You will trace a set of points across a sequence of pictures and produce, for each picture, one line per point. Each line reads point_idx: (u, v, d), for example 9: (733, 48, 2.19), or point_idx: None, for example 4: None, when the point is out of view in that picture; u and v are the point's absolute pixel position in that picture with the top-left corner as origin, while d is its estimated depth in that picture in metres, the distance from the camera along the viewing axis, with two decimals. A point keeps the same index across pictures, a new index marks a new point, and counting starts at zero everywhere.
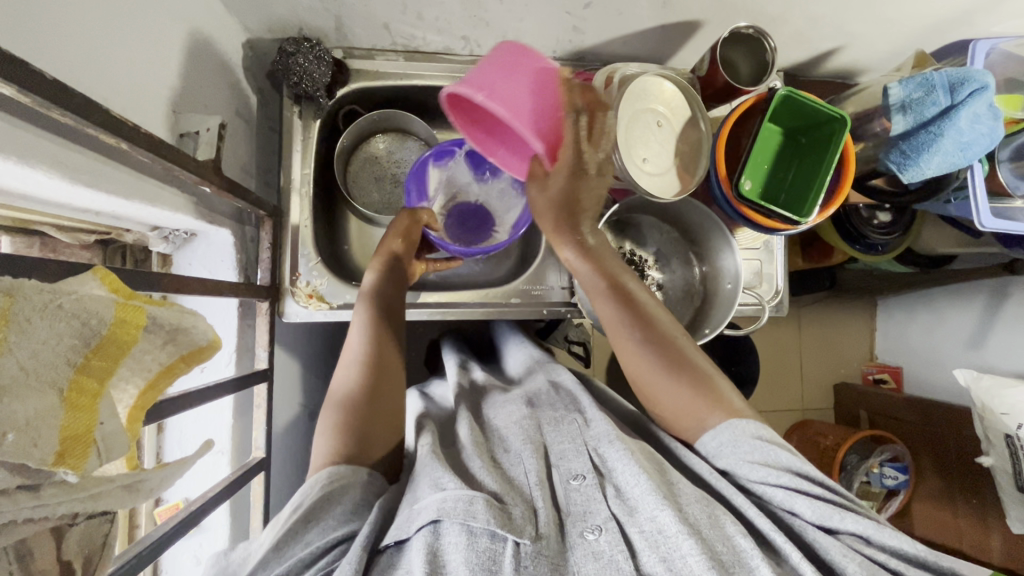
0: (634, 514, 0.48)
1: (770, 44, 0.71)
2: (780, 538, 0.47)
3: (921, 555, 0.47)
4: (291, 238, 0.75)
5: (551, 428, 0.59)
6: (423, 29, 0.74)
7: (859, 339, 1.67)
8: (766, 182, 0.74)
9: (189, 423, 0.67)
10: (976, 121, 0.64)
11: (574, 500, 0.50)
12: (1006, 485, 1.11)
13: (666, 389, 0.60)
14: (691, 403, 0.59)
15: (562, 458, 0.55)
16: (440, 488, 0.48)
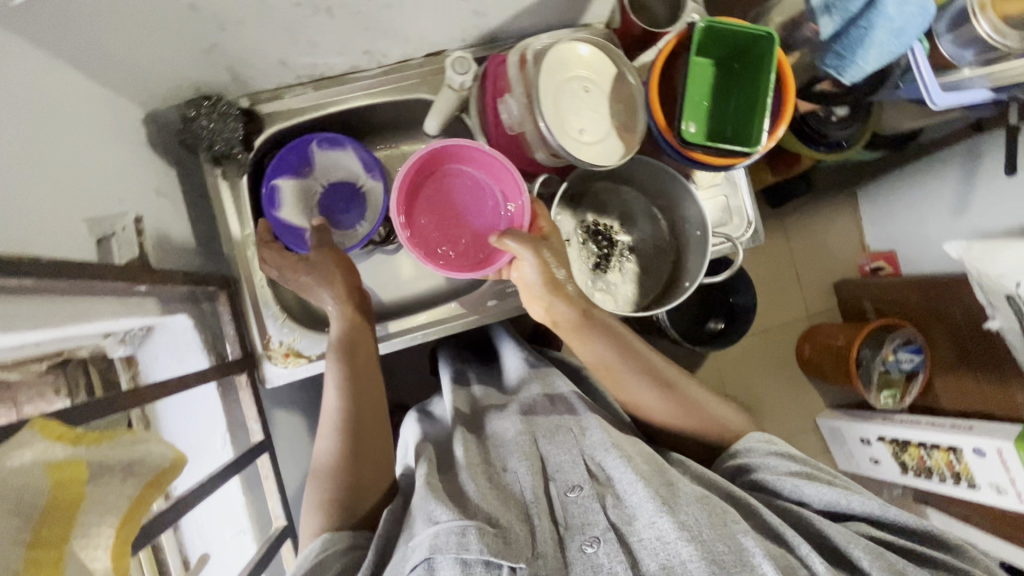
0: (632, 522, 0.51)
1: None
2: (788, 531, 0.51)
3: (930, 529, 0.53)
4: (251, 302, 0.73)
5: (547, 439, 0.61)
6: (322, 54, 0.70)
7: (848, 234, 1.66)
8: (709, 118, 0.71)
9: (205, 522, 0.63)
10: (904, 4, 0.61)
11: (572, 512, 0.53)
12: (1017, 343, 1.12)
13: (682, 421, 0.67)
14: (703, 427, 0.67)
15: (558, 471, 0.57)
16: (433, 522, 0.50)
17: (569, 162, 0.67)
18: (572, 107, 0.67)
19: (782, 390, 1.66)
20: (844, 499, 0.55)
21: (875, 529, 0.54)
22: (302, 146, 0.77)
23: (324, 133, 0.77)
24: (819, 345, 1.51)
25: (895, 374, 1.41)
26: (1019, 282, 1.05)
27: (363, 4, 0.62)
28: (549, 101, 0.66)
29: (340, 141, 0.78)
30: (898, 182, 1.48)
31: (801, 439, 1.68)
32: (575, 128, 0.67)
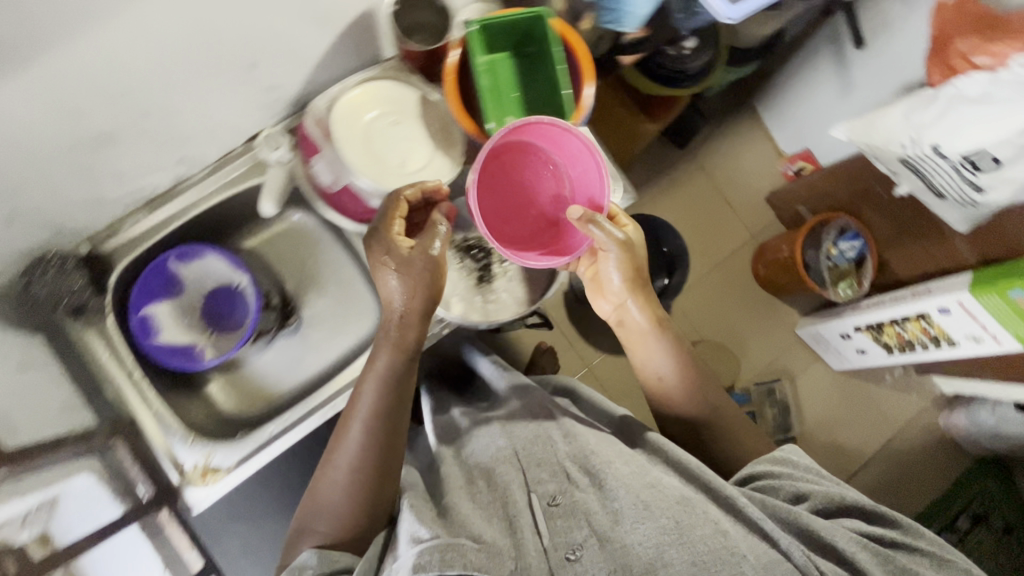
0: (614, 528, 0.75)
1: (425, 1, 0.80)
2: (769, 527, 0.75)
3: (906, 541, 0.78)
4: (150, 437, 0.80)
5: (529, 458, 0.88)
6: (146, 173, 0.77)
7: (763, 152, 1.85)
8: (524, 101, 0.84)
9: None
10: None
11: (558, 522, 0.78)
12: (928, 199, 1.17)
13: (718, 430, 0.95)
14: (738, 440, 0.94)
15: (538, 484, 0.84)
16: (415, 543, 0.71)
17: (398, 191, 0.81)
18: (384, 146, 0.83)
19: (748, 309, 1.79)
20: (830, 500, 0.83)
21: (860, 522, 0.80)
22: (161, 267, 0.82)
23: (175, 249, 0.82)
24: (770, 261, 1.68)
25: (844, 265, 1.55)
26: (909, 145, 1.09)
27: (148, 122, 0.70)
28: (366, 149, 0.82)
29: (194, 251, 0.83)
30: (800, 75, 1.62)
31: (785, 348, 1.80)
32: (395, 163, 0.82)
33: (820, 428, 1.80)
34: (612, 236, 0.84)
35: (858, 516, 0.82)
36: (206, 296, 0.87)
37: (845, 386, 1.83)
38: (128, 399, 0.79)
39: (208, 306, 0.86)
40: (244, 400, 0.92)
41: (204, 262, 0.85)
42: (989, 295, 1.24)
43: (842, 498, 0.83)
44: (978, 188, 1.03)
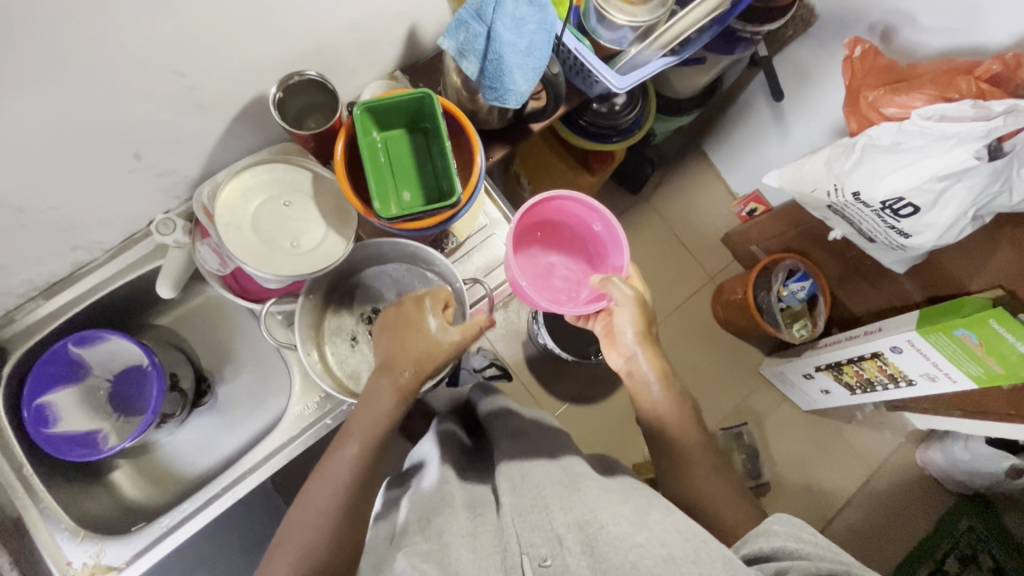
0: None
1: (308, 79, 0.68)
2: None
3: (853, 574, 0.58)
4: (30, 543, 0.68)
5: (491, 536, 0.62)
6: (29, 267, 0.69)
7: (713, 194, 1.85)
8: (420, 187, 0.72)
9: None
10: (520, 25, 0.64)
11: None
12: (861, 242, 1.18)
13: (710, 477, 0.76)
14: (733, 490, 0.76)
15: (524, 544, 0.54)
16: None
17: (290, 276, 0.66)
18: (271, 230, 0.67)
19: (710, 352, 1.78)
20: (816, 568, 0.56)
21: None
22: (49, 360, 0.75)
23: (50, 356, 0.75)
24: (727, 302, 1.68)
25: (795, 304, 1.55)
26: (829, 191, 1.10)
27: (51, 248, 0.69)
28: (249, 231, 0.66)
29: (63, 358, 0.76)
30: (738, 124, 1.66)
31: (750, 391, 1.77)
32: (284, 245, 0.67)
33: (791, 470, 1.75)
34: (627, 296, 0.79)
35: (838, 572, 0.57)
36: (53, 404, 0.76)
37: (812, 424, 1.79)
38: (18, 484, 0.70)
39: (110, 399, 0.81)
40: (158, 481, 0.82)
41: (85, 378, 0.79)
42: (932, 332, 1.20)
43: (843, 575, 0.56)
44: (903, 233, 1.04)
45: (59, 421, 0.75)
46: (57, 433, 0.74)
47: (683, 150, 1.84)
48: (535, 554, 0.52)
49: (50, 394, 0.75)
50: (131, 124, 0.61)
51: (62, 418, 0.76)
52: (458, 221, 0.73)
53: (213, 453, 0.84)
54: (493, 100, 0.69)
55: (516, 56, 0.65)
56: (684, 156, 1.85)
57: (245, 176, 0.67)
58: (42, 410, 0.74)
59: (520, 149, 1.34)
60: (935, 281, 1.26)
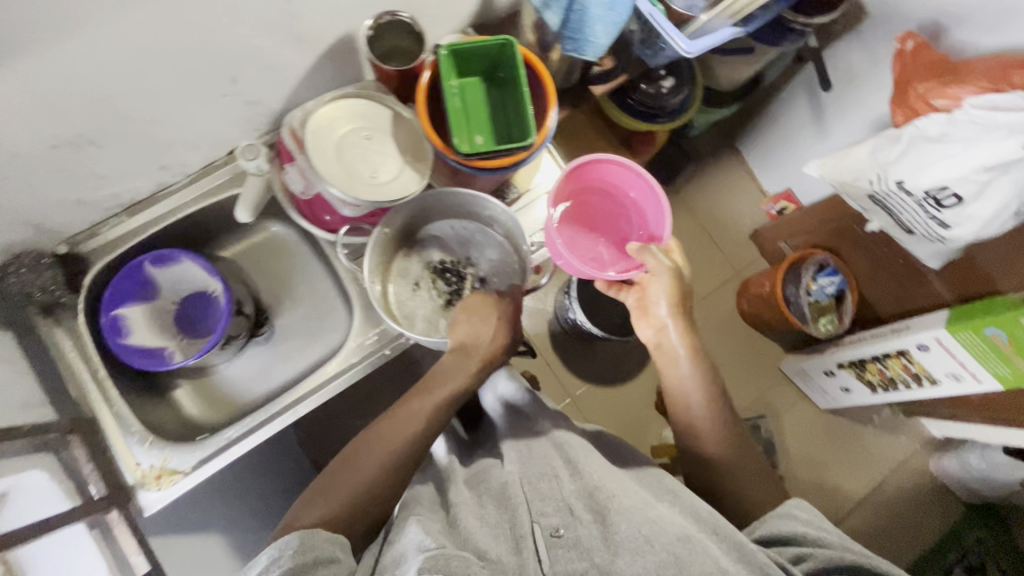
0: (614, 564, 0.54)
1: (405, 17, 0.72)
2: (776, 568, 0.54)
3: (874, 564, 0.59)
4: (106, 439, 0.73)
5: (531, 488, 0.65)
6: (117, 183, 0.73)
7: (746, 190, 1.87)
8: (493, 132, 0.75)
9: None
10: None
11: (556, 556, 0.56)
12: (898, 234, 1.20)
13: (734, 460, 0.75)
14: (758, 472, 0.75)
15: (539, 515, 0.61)
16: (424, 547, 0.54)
17: (370, 205, 0.70)
18: (354, 160, 0.71)
19: (731, 345, 1.80)
20: (838, 559, 0.58)
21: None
22: (129, 274, 0.79)
23: (128, 270, 0.78)
24: (753, 296, 1.69)
25: (824, 299, 1.57)
26: (871, 180, 1.13)
27: (140, 165, 0.72)
28: (335, 159, 0.70)
29: (140, 273, 0.79)
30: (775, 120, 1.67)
31: (768, 387, 1.79)
32: (365, 175, 0.70)
33: (805, 468, 1.76)
34: (663, 265, 0.77)
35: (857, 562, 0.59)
36: (125, 317, 0.79)
37: (828, 424, 1.80)
38: (93, 388, 0.74)
39: (176, 322, 0.84)
40: (215, 402, 0.85)
41: (156, 297, 0.82)
42: (963, 330, 1.19)
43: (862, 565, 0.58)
44: (943, 225, 1.05)
45: (132, 333, 0.79)
46: (128, 345, 0.78)
47: (719, 144, 1.86)
48: (547, 524, 0.60)
49: (123, 308, 0.79)
50: (232, 46, 0.64)
51: (133, 332, 0.79)
52: (528, 166, 0.76)
53: (266, 381, 0.87)
54: (572, 52, 0.72)
55: (598, 10, 0.68)
56: (719, 150, 1.86)
57: (336, 108, 0.71)
58: (116, 320, 0.78)
59: (566, 125, 1.37)
60: (962, 280, 1.25)
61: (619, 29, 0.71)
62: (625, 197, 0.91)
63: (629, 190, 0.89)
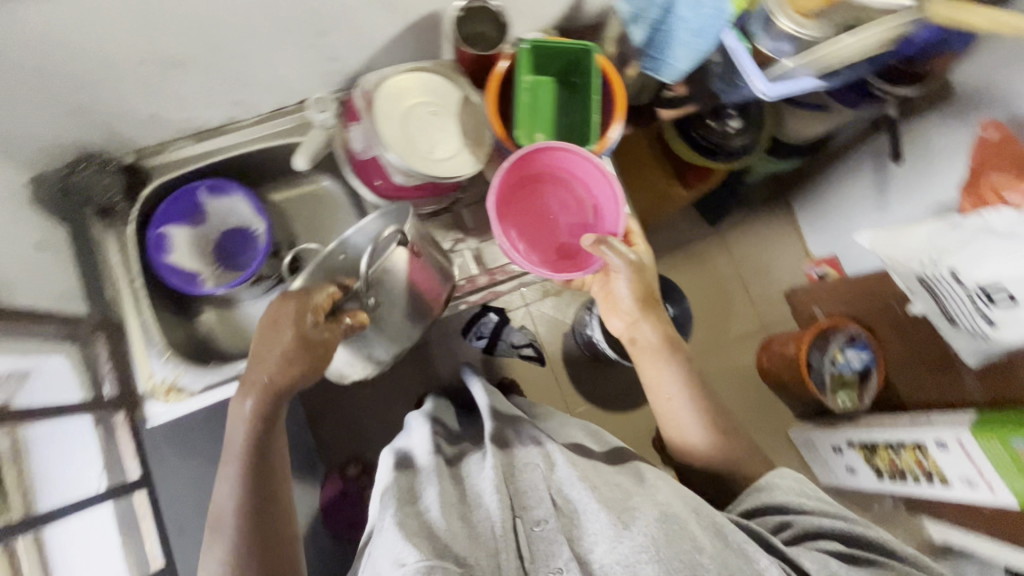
0: (592, 552, 0.61)
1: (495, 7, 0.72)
2: (751, 547, 0.61)
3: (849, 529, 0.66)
4: (130, 342, 0.74)
5: (517, 476, 0.71)
6: (193, 108, 0.76)
7: (790, 246, 1.84)
8: (555, 133, 0.77)
9: (74, 536, 0.64)
10: (699, 7, 0.67)
11: (538, 545, 0.63)
12: (941, 323, 1.15)
13: (707, 446, 0.77)
14: (729, 453, 0.77)
15: (524, 507, 0.67)
16: (402, 564, 0.58)
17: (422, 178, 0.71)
18: (417, 132, 0.72)
19: (743, 398, 1.76)
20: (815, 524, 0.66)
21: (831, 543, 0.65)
22: (184, 195, 0.81)
23: (180, 191, 0.81)
24: (775, 353, 1.64)
25: (848, 373, 1.50)
26: (923, 262, 1.09)
27: (216, 95, 0.75)
28: (397, 127, 0.71)
29: (192, 199, 0.82)
30: (834, 185, 1.64)
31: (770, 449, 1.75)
32: (422, 148, 0.71)
33: None
34: (624, 261, 0.74)
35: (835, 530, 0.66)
36: (169, 234, 0.81)
37: None
38: (125, 296, 0.76)
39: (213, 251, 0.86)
40: (235, 333, 0.87)
41: (198, 224, 0.83)
42: (985, 436, 1.14)
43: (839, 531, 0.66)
44: (990, 322, 1.01)
45: (173, 250, 0.81)
46: (168, 263, 0.80)
47: (772, 196, 1.83)
48: (532, 517, 0.66)
49: (169, 226, 0.81)
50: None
51: (173, 249, 0.81)
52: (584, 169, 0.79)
53: None
54: (650, 69, 0.73)
55: (684, 34, 0.69)
56: (771, 202, 1.84)
57: (409, 80, 0.73)
58: (161, 237, 0.80)
59: (625, 145, 1.38)
60: (997, 385, 1.19)
61: (700, 58, 0.71)
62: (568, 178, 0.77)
63: (569, 173, 0.76)
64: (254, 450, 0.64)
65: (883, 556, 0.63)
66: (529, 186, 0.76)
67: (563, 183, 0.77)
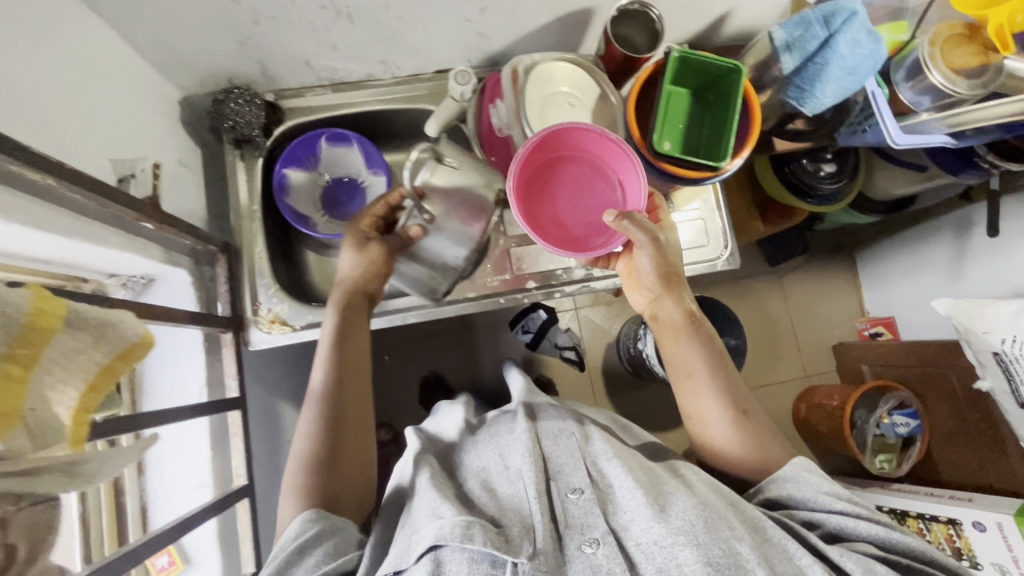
0: (629, 528, 0.56)
1: (654, 13, 0.74)
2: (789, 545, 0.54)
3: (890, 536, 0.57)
4: (247, 270, 0.78)
5: (550, 440, 0.68)
6: (342, 60, 0.79)
7: (847, 300, 1.80)
8: (685, 141, 0.76)
9: (171, 439, 0.69)
10: (857, 46, 0.67)
11: (573, 513, 0.59)
12: (1008, 405, 1.12)
13: (727, 439, 0.69)
14: (751, 447, 0.68)
15: (560, 473, 0.63)
16: (439, 517, 0.56)
17: None
18: (556, 119, 0.74)
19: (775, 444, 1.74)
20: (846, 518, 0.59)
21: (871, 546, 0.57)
22: (305, 142, 0.83)
23: (303, 138, 0.83)
24: (815, 407, 1.59)
25: (891, 437, 1.47)
26: (1004, 339, 1.06)
27: (365, 50, 0.78)
28: (537, 112, 0.73)
29: (314, 144, 0.84)
30: (903, 245, 1.60)
31: None
32: None
33: None
34: (645, 236, 0.69)
35: (870, 521, 0.59)
36: (286, 179, 0.84)
37: None
38: (244, 225, 0.80)
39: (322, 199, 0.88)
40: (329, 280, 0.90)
41: (312, 170, 0.86)
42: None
43: (881, 534, 0.58)
44: None
45: (290, 195, 0.84)
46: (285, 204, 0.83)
47: (840, 248, 1.81)
48: (568, 484, 0.62)
49: (289, 170, 0.84)
50: None
51: (288, 194, 0.84)
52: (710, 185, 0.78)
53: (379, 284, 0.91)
54: (794, 98, 0.75)
55: (839, 69, 0.69)
56: (837, 254, 1.81)
57: (555, 69, 0.75)
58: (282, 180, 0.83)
59: None
60: None
61: (847, 94, 0.72)
62: (587, 155, 0.71)
63: (589, 152, 0.70)
64: (336, 345, 0.70)
65: (926, 549, 0.56)
66: (552, 168, 0.70)
67: (589, 166, 0.71)
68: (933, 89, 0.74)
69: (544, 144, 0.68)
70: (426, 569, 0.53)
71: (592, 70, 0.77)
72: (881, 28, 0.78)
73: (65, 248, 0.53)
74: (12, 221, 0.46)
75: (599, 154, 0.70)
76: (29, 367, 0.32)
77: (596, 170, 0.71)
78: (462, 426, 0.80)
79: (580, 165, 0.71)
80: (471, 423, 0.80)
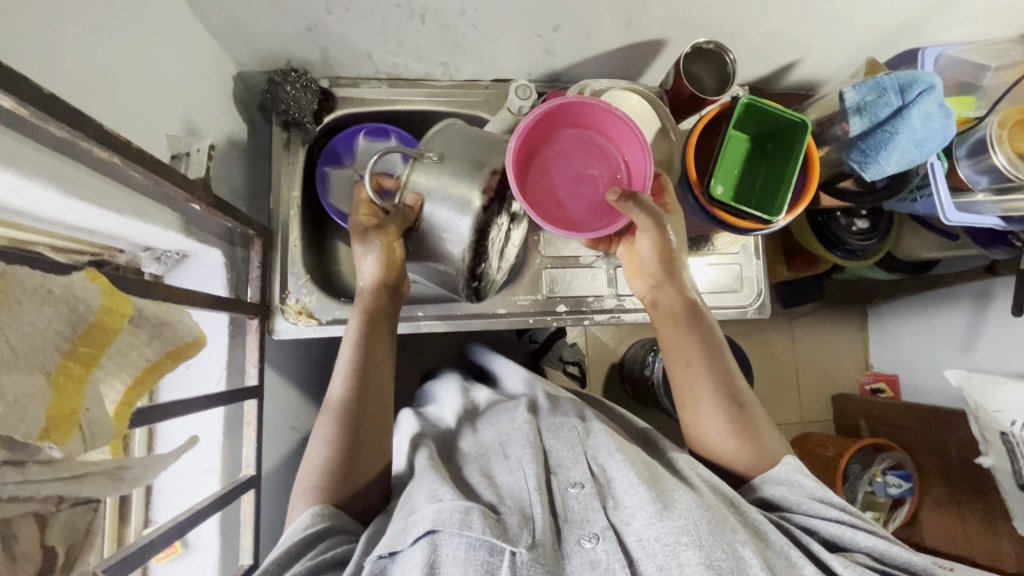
0: (630, 523, 0.51)
1: (729, 57, 0.73)
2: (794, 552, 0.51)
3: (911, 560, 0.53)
4: (280, 257, 0.77)
5: (551, 435, 0.64)
6: (405, 57, 0.77)
7: (853, 352, 1.74)
8: (738, 187, 0.75)
9: (181, 420, 0.67)
10: (929, 119, 0.66)
11: (572, 508, 0.55)
12: (1006, 484, 1.11)
13: (724, 444, 0.63)
14: (747, 451, 0.62)
15: (560, 466, 0.59)
16: (436, 500, 0.52)
17: None
18: None
19: None
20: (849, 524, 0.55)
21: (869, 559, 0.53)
22: (346, 138, 0.82)
23: (344, 135, 0.82)
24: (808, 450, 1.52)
25: (882, 497, 1.38)
26: (1015, 421, 1.05)
27: (430, 51, 0.76)
28: None
29: (353, 139, 0.83)
30: (915, 303, 1.55)
31: None
32: None
33: None
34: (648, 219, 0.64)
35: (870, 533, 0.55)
36: (326, 173, 0.83)
37: None
38: (282, 210, 0.78)
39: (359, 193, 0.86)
40: (356, 273, 0.89)
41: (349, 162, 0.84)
42: None
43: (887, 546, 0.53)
44: None
45: (331, 192, 0.83)
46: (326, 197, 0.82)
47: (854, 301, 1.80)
48: (568, 478, 0.57)
49: (329, 163, 0.83)
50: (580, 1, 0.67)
51: (328, 189, 0.82)
52: (758, 236, 0.77)
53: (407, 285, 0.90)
54: (855, 161, 0.74)
55: (906, 140, 0.68)
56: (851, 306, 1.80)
57: (619, 99, 0.75)
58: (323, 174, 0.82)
59: None
60: None
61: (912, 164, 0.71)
62: (590, 130, 0.67)
63: (590, 128, 0.67)
64: (358, 361, 0.66)
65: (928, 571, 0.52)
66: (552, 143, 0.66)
67: (591, 143, 0.67)
68: (994, 170, 0.73)
69: (545, 119, 0.64)
70: (422, 555, 0.48)
71: (656, 103, 0.76)
72: (949, 100, 0.78)
73: (108, 220, 0.52)
74: (69, 196, 0.45)
75: (600, 129, 0.66)
76: (84, 374, 0.32)
77: (597, 147, 0.67)
78: (460, 412, 0.76)
79: (581, 139, 0.67)
80: (465, 407, 0.77)
